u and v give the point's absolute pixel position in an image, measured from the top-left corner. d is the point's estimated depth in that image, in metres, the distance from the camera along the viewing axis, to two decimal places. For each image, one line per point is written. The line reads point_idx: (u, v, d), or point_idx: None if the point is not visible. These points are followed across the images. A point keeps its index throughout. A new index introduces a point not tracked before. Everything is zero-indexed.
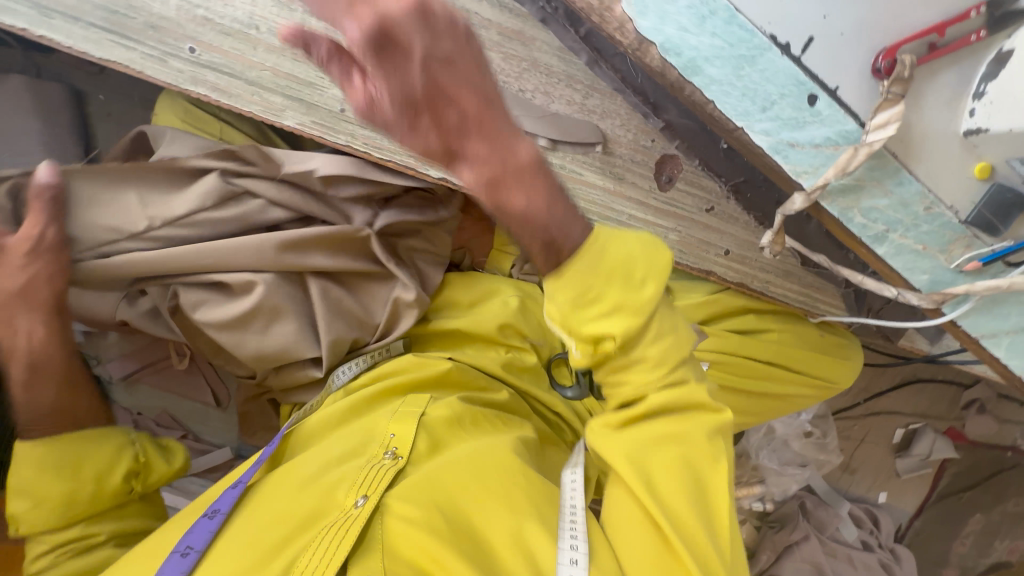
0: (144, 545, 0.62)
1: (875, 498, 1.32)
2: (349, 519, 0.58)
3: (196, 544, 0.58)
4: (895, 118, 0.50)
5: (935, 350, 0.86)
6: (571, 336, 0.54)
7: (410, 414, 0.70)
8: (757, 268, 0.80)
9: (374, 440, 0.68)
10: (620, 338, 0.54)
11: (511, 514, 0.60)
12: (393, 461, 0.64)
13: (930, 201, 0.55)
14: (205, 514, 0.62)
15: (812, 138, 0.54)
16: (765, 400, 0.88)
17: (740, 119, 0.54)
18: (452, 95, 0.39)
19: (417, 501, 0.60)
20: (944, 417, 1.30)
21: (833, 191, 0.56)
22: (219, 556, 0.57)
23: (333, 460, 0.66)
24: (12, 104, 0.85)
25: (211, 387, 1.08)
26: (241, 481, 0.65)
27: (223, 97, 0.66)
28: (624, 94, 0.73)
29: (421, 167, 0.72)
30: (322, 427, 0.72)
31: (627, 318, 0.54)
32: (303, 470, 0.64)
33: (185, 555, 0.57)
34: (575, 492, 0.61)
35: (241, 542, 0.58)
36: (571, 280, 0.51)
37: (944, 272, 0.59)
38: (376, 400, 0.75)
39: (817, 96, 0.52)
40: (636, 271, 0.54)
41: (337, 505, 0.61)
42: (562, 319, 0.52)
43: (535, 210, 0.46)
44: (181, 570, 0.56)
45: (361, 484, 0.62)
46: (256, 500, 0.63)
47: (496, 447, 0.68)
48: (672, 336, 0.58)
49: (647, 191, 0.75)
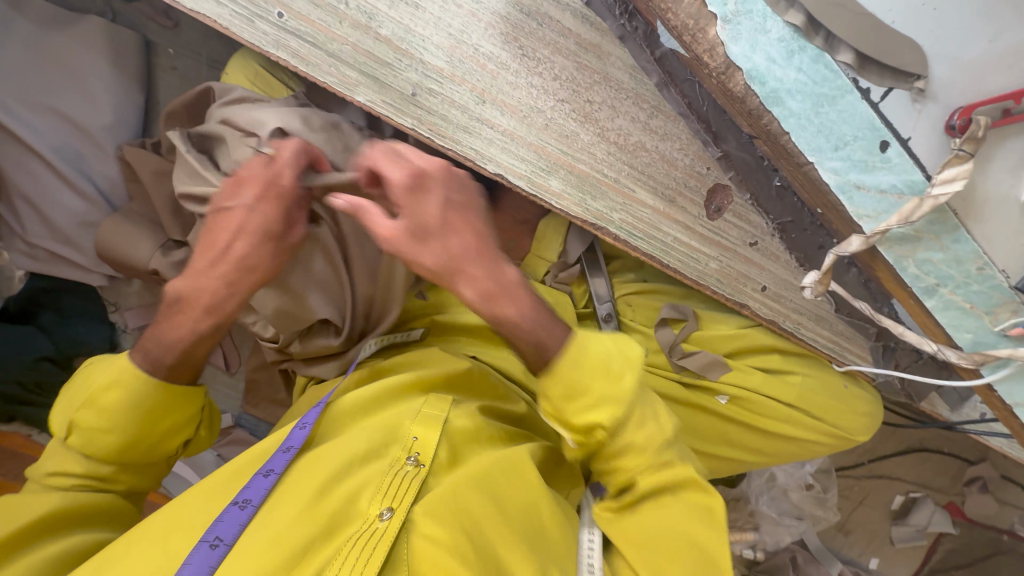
0: (156, 524, 0.58)
1: (866, 563, 1.29)
2: (376, 531, 0.58)
3: (227, 536, 0.55)
4: (963, 175, 0.51)
5: (955, 418, 0.86)
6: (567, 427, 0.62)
7: (433, 418, 0.70)
8: (791, 308, 0.80)
9: (396, 442, 0.68)
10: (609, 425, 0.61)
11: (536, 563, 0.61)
12: (415, 468, 0.65)
13: (983, 261, 0.56)
14: (235, 503, 0.59)
15: (879, 183, 0.55)
16: (780, 443, 0.87)
17: (812, 154, 0.55)
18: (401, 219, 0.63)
19: (444, 523, 0.60)
20: (945, 490, 1.29)
21: (892, 238, 0.57)
22: (251, 552, 0.55)
23: (356, 457, 0.64)
24: (86, 42, 0.88)
25: (223, 353, 1.06)
26: (273, 471, 0.62)
27: (302, 65, 0.68)
28: (687, 119, 0.73)
29: (479, 160, 0.72)
30: (346, 416, 0.71)
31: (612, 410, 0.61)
32: (328, 465, 0.63)
33: (214, 547, 0.54)
34: (592, 550, 0.66)
35: (267, 536, 0.56)
36: (560, 378, 0.59)
37: (987, 334, 0.60)
38: (398, 394, 0.74)
39: (889, 143, 0.53)
40: (613, 366, 0.61)
41: (360, 514, 0.60)
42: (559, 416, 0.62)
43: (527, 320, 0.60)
44: (209, 563, 0.52)
45: (386, 494, 0.61)
46: (284, 491, 0.61)
47: (517, 466, 0.70)
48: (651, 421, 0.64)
49: (694, 218, 0.76)
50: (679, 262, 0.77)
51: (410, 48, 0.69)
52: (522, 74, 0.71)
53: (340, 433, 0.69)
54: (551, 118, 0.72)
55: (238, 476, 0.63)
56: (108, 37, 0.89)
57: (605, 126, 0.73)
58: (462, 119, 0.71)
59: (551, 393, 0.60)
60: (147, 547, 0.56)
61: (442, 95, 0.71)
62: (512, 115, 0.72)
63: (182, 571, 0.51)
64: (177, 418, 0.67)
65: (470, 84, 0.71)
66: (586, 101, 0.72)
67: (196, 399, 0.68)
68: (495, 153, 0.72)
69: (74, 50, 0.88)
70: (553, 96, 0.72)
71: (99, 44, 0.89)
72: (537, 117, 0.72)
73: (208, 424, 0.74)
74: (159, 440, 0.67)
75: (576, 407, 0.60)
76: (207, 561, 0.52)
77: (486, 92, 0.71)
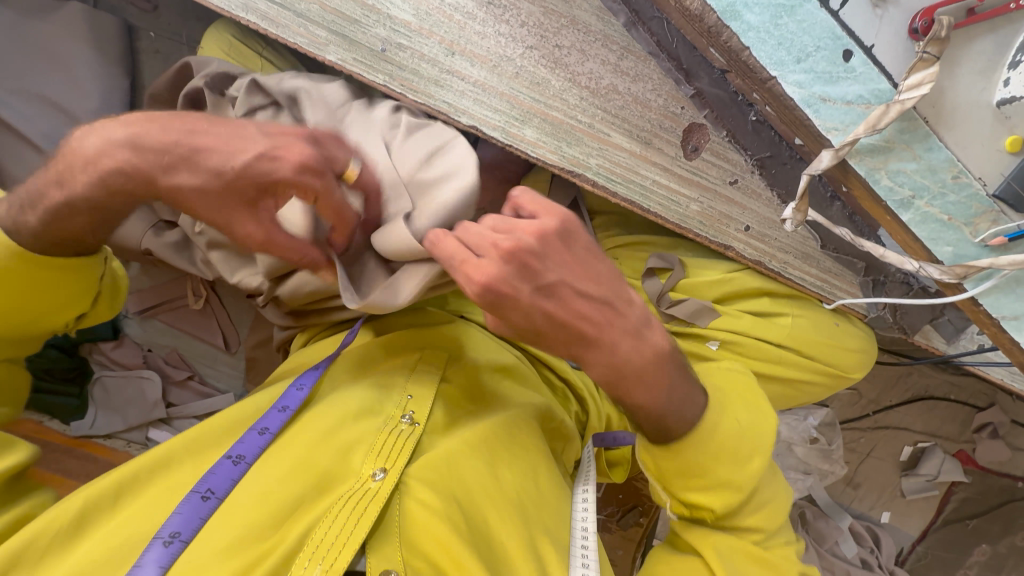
0: (153, 478, 0.56)
1: (877, 517, 1.29)
2: (368, 491, 0.57)
3: (218, 489, 0.55)
4: (929, 79, 0.51)
5: (952, 351, 0.84)
6: (671, 489, 0.63)
7: (428, 377, 0.71)
8: (776, 247, 0.79)
9: (390, 401, 0.68)
10: (720, 504, 0.62)
11: (523, 525, 0.62)
12: (410, 427, 0.64)
13: (958, 169, 0.56)
14: (227, 457, 0.58)
15: (845, 95, 0.55)
16: (775, 386, 0.87)
17: (774, 69, 0.55)
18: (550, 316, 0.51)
19: (435, 487, 0.60)
20: (955, 438, 1.26)
21: (862, 150, 0.57)
22: (240, 507, 0.54)
23: (349, 415, 0.64)
24: (69, 31, 0.91)
25: (222, 330, 1.09)
26: (267, 429, 0.61)
27: (272, 27, 0.70)
28: (658, 59, 0.73)
29: (452, 114, 0.72)
30: (340, 377, 0.71)
31: (729, 489, 0.62)
32: (322, 424, 0.63)
33: (206, 498, 0.54)
34: (586, 511, 0.69)
35: (254, 492, 0.55)
36: (678, 459, 0.60)
37: (968, 246, 0.59)
38: (392, 350, 0.74)
39: (851, 52, 0.53)
40: (742, 449, 0.62)
41: (353, 473, 0.59)
42: (662, 475, 0.63)
43: (657, 398, 0.56)
44: (199, 515, 0.52)
45: (379, 455, 0.61)
46: (277, 447, 0.61)
47: (513, 432, 0.70)
48: (767, 505, 0.68)
49: (671, 159, 0.76)
50: (660, 206, 0.77)
51: (377, 3, 0.70)
52: (490, 22, 0.72)
53: (336, 392, 0.69)
54: (521, 66, 0.72)
55: (230, 432, 0.62)
56: (89, 23, 0.91)
57: (576, 70, 0.73)
58: (432, 72, 0.72)
59: (668, 468, 0.61)
60: (142, 500, 0.54)
61: (412, 49, 0.71)
62: (483, 66, 0.72)
63: (171, 521, 0.51)
64: (66, 292, 0.59)
65: (438, 36, 0.71)
66: (555, 46, 0.72)
67: (77, 277, 0.59)
68: (468, 105, 0.73)
69: (59, 39, 0.91)
70: (521, 43, 0.72)
71: (81, 31, 0.91)
72: (507, 65, 0.72)
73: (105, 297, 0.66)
74: (48, 312, 0.59)
75: (691, 482, 0.62)
76: (198, 513, 0.52)
77: (455, 44, 0.71)
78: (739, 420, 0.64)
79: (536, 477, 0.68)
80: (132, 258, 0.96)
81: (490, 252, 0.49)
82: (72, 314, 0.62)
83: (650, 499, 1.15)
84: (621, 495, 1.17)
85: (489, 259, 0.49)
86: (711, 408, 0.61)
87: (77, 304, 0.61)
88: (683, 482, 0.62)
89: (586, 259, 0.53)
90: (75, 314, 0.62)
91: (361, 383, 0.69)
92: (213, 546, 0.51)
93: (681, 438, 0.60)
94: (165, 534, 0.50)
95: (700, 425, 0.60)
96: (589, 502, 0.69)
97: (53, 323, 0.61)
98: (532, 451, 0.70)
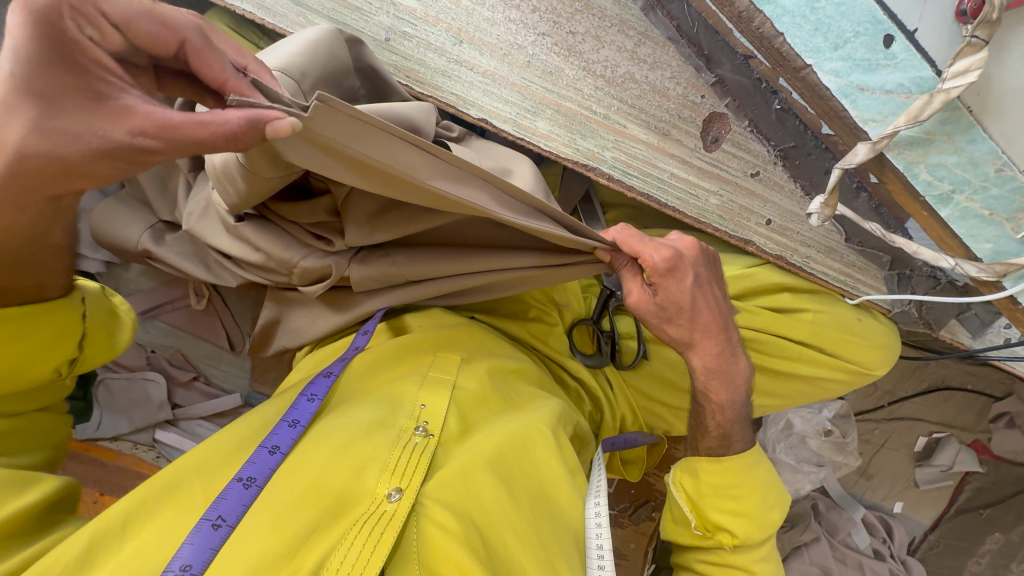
0: (166, 500, 0.55)
1: (889, 507, 1.29)
2: (384, 513, 0.56)
3: (229, 516, 0.52)
4: (976, 66, 0.47)
5: (977, 345, 0.82)
6: (698, 512, 0.70)
7: (441, 385, 0.69)
8: (798, 242, 0.77)
9: (402, 412, 0.66)
10: (737, 535, 0.68)
11: (540, 545, 0.61)
12: (425, 439, 0.63)
13: (1003, 161, 0.52)
14: (238, 480, 0.55)
15: (884, 84, 0.51)
16: (794, 382, 0.85)
17: (809, 56, 0.52)
18: (693, 313, 0.64)
19: (451, 507, 0.59)
20: (971, 429, 1.25)
21: (900, 143, 0.53)
22: (253, 535, 0.52)
23: (362, 429, 0.63)
24: None
25: (226, 332, 1.05)
26: (278, 448, 0.59)
27: (269, 16, 0.67)
28: (677, 44, 0.68)
29: (461, 105, 0.70)
30: (351, 387, 0.70)
31: (749, 524, 0.69)
32: (333, 441, 0.61)
33: (217, 527, 0.51)
34: (601, 528, 0.68)
35: (266, 517, 0.54)
36: (723, 475, 0.69)
37: (1009, 243, 0.56)
38: (403, 354, 0.73)
39: (893, 38, 0.49)
40: (768, 492, 0.71)
41: (368, 493, 0.58)
42: (696, 495, 0.71)
43: (729, 406, 0.71)
44: (210, 545, 0.49)
45: (394, 473, 0.59)
46: (289, 467, 0.59)
47: (528, 442, 0.69)
48: (771, 560, 0.71)
49: (691, 150, 0.72)
50: (678, 200, 0.74)
51: None
52: (498, 8, 0.67)
53: (347, 404, 0.67)
54: (533, 54, 0.69)
55: (240, 449, 0.61)
56: None
57: (591, 58, 0.69)
58: (439, 62, 0.68)
59: (708, 482, 0.70)
60: (155, 526, 0.53)
61: (417, 37, 0.68)
62: (492, 54, 0.68)
63: (182, 553, 0.48)
64: (46, 336, 0.55)
65: (445, 23, 0.67)
66: (568, 33, 0.68)
67: (57, 316, 0.56)
68: (478, 97, 0.70)
69: None
70: (533, 30, 0.68)
71: None
72: (518, 54, 0.68)
73: (99, 335, 0.62)
74: (33, 361, 0.55)
75: (725, 505, 0.69)
76: (208, 543, 0.49)
77: (462, 32, 0.67)
78: (769, 466, 0.73)
79: (548, 491, 0.67)
80: (130, 259, 0.94)
81: (651, 252, 0.60)
82: (64, 359, 0.58)
83: (662, 494, 1.14)
84: (632, 490, 1.16)
85: (652, 257, 0.60)
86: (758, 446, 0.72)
87: (65, 345, 0.57)
88: (710, 504, 0.70)
89: (716, 278, 0.66)
90: (65, 359, 0.58)
91: (372, 393, 0.68)
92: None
93: (732, 455, 0.70)
94: (176, 568, 0.47)
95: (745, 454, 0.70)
96: (603, 518, 0.68)
97: (39, 373, 0.56)
98: (547, 461, 0.69)
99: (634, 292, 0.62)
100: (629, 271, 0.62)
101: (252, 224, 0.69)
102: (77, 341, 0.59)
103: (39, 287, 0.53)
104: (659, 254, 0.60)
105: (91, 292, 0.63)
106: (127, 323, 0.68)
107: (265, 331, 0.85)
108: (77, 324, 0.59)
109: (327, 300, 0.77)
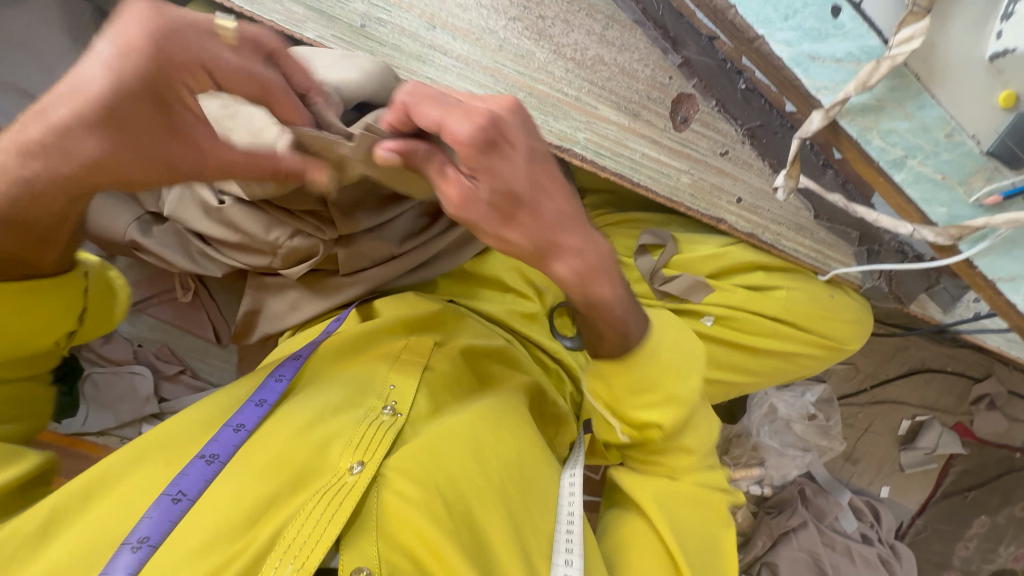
0: (136, 471, 0.56)
1: (877, 492, 1.29)
2: (345, 485, 0.56)
3: (190, 490, 0.53)
4: (921, 33, 0.49)
5: (947, 320, 0.85)
6: (620, 418, 0.67)
7: (411, 365, 0.71)
8: (768, 219, 0.78)
9: (372, 392, 0.67)
10: (664, 424, 0.67)
11: (508, 519, 0.61)
12: (392, 417, 0.64)
13: (951, 127, 0.55)
14: (201, 457, 0.57)
15: (834, 53, 0.54)
16: (771, 359, 0.87)
17: (761, 27, 0.55)
18: (545, 199, 0.45)
19: (416, 478, 0.59)
20: (953, 411, 1.26)
21: (852, 109, 0.56)
22: (213, 505, 0.53)
23: (330, 407, 0.64)
24: (41, 16, 0.87)
25: (213, 325, 1.06)
26: (243, 426, 0.60)
27: (247, 5, 0.66)
28: (644, 27, 0.73)
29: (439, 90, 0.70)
30: (325, 366, 0.70)
31: (671, 409, 0.67)
32: (297, 418, 0.62)
33: (177, 501, 0.52)
34: (573, 493, 0.69)
35: (230, 488, 0.55)
36: (627, 374, 0.64)
37: (963, 207, 0.58)
38: (374, 336, 0.74)
39: (840, 8, 0.52)
40: (680, 368, 0.67)
41: (330, 467, 0.59)
42: (610, 399, 0.66)
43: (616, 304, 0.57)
44: (169, 517, 0.51)
45: (357, 448, 0.60)
46: (258, 441, 0.60)
47: (497, 421, 0.69)
48: (699, 429, 0.75)
49: (660, 131, 0.74)
50: (650, 178, 0.75)
51: None
52: None
53: (316, 385, 0.68)
54: (505, 38, 0.70)
55: (209, 427, 0.61)
56: (63, 9, 0.88)
57: (561, 41, 0.71)
58: (414, 47, 0.69)
59: (618, 384, 0.64)
60: (117, 497, 0.53)
61: (392, 23, 0.68)
62: (465, 39, 0.70)
63: (140, 526, 0.50)
64: (50, 310, 0.56)
65: (418, 10, 0.69)
66: (538, 18, 0.71)
67: (64, 292, 0.57)
68: (452, 81, 0.71)
69: (32, 26, 0.88)
70: (504, 15, 0.70)
71: (53, 16, 0.88)
72: (490, 39, 0.70)
73: (98, 307, 0.64)
74: (36, 332, 0.56)
75: (647, 406, 0.66)
76: (167, 516, 0.51)
77: (435, 17, 0.69)
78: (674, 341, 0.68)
79: (521, 466, 0.67)
80: (119, 252, 0.95)
81: (451, 115, 0.40)
82: (62, 332, 0.60)
83: None
84: None
85: (449, 125, 0.40)
86: (654, 333, 0.65)
87: (65, 319, 0.59)
88: (626, 404, 0.66)
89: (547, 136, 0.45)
90: (63, 333, 0.60)
91: (342, 374, 0.69)
92: (184, 549, 0.50)
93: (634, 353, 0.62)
94: (134, 540, 0.49)
95: (649, 349, 0.63)
96: (576, 483, 0.70)
97: (39, 343, 0.58)
98: (518, 437, 0.69)
99: (449, 189, 0.44)
100: (433, 165, 0.44)
101: (238, 206, 0.69)
102: (76, 316, 0.60)
103: (49, 263, 0.55)
104: (468, 120, 0.40)
105: (96, 267, 0.65)
106: (125, 298, 0.70)
107: (249, 319, 0.85)
108: (80, 299, 0.60)
109: (310, 284, 0.79)
